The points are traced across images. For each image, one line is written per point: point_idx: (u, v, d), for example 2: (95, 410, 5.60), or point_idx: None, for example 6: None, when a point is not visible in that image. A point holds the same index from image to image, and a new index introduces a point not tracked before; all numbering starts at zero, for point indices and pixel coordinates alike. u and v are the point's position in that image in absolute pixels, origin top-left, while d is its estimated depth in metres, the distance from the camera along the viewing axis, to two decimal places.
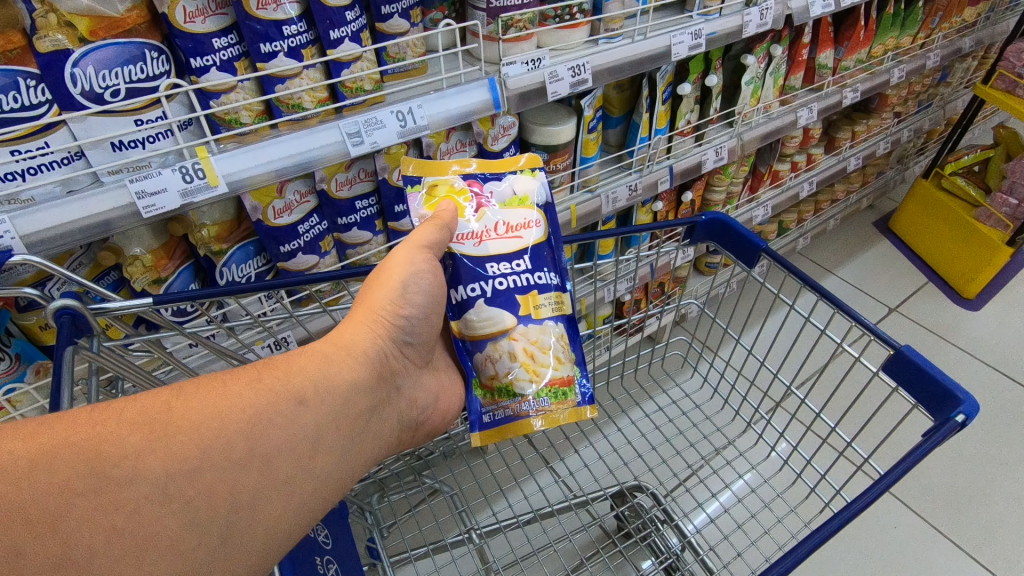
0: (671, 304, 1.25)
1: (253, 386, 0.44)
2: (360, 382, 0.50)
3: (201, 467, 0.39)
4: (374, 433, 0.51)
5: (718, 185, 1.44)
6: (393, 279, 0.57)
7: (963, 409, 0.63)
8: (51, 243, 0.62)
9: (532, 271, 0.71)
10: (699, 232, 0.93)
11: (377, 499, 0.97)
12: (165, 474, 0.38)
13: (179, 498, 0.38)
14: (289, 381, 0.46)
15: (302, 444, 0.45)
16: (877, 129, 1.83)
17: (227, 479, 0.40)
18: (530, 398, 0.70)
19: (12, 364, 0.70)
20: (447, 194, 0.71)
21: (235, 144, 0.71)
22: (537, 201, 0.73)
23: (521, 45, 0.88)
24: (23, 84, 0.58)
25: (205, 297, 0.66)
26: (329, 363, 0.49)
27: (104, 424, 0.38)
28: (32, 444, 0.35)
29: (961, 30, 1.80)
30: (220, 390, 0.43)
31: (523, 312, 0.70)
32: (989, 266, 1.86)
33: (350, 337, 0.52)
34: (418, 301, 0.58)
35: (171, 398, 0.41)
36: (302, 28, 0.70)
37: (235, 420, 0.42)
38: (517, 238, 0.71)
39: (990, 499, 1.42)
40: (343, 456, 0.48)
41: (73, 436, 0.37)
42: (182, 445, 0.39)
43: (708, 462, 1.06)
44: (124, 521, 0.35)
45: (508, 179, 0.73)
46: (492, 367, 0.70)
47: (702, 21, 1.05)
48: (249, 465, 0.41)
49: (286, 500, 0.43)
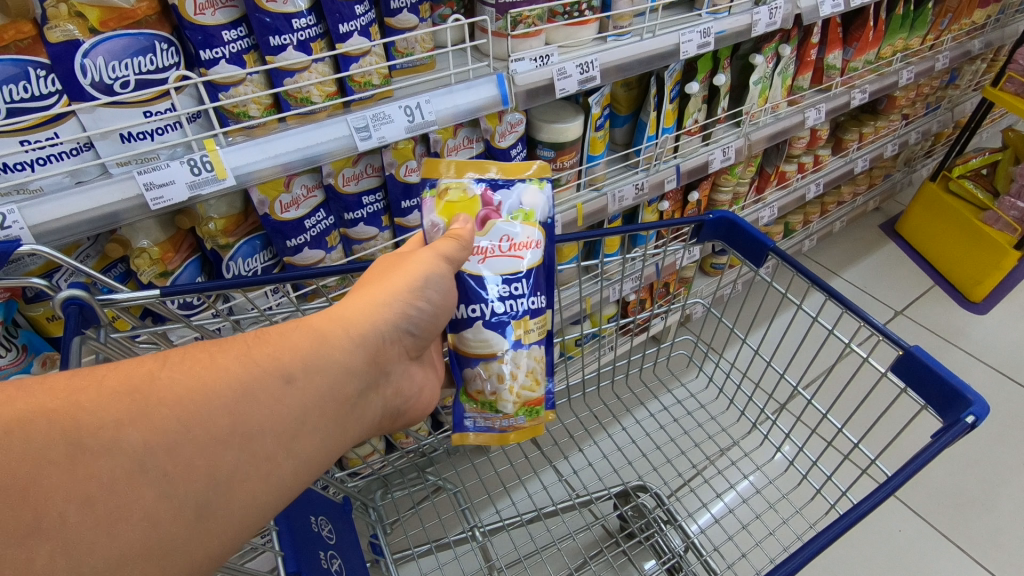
0: (677, 303, 1.25)
1: (240, 359, 0.43)
2: (352, 365, 0.48)
3: (183, 442, 0.38)
4: (357, 418, 0.50)
5: (724, 185, 1.44)
6: (414, 274, 0.56)
7: (973, 410, 0.63)
8: (59, 234, 0.62)
9: (529, 295, 0.72)
10: (706, 232, 0.92)
11: (381, 495, 0.97)
12: (143, 447, 0.36)
13: (155, 471, 0.37)
14: (278, 358, 0.45)
15: (287, 424, 0.43)
16: (885, 130, 1.82)
17: (206, 456, 0.39)
18: (509, 416, 0.74)
19: (19, 355, 0.71)
20: (459, 199, 0.70)
21: (244, 138, 0.71)
22: (541, 217, 0.72)
23: (531, 41, 0.87)
24: (33, 74, 0.57)
25: (212, 290, 0.65)
26: (323, 344, 0.48)
27: (85, 390, 0.36)
28: (12, 407, 0.33)
29: (971, 32, 1.79)
30: (206, 362, 0.42)
31: (515, 337, 0.72)
32: (997, 270, 1.85)
33: (358, 320, 0.50)
34: (433, 298, 0.57)
35: (155, 368, 0.40)
36: (311, 22, 0.70)
37: (222, 394, 0.41)
38: (518, 257, 0.70)
39: (996, 504, 1.41)
40: (327, 440, 0.47)
41: (51, 403, 0.35)
42: (163, 418, 0.38)
43: (712, 462, 1.05)
44: (97, 490, 0.34)
45: (516, 193, 0.72)
46: (479, 383, 0.73)
47: (711, 19, 1.04)
48: (228, 441, 0.40)
49: (267, 479, 0.42)
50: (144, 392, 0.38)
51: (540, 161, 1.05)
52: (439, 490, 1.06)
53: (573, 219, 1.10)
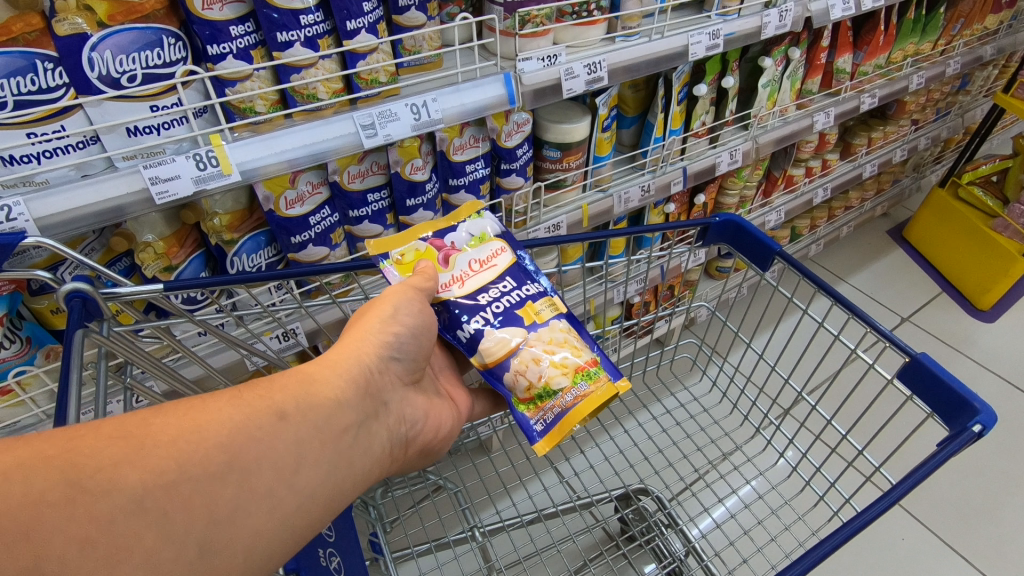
0: (682, 307, 1.25)
1: (232, 400, 0.43)
2: (344, 398, 0.49)
3: (180, 480, 0.37)
4: (362, 449, 0.50)
5: (731, 188, 1.43)
6: (384, 306, 0.60)
7: (980, 419, 0.62)
8: (64, 226, 0.62)
9: (518, 286, 0.76)
10: (712, 234, 0.91)
11: (381, 494, 0.97)
12: (141, 487, 0.36)
13: (155, 510, 0.36)
14: (270, 397, 0.45)
15: (286, 458, 0.43)
16: (894, 136, 1.81)
17: (205, 494, 0.38)
18: (569, 390, 0.72)
19: (23, 346, 0.71)
20: (416, 254, 0.74)
21: (249, 133, 0.71)
22: (494, 232, 0.78)
23: (538, 41, 0.88)
24: (40, 67, 0.58)
25: (216, 285, 0.65)
26: (311, 382, 0.48)
27: (80, 437, 0.36)
28: (10, 455, 0.34)
29: (983, 38, 1.77)
30: (199, 406, 0.42)
31: (528, 322, 0.74)
32: (1006, 278, 1.83)
33: (337, 356, 0.52)
34: (408, 322, 0.60)
35: (148, 415, 0.40)
36: (319, 18, 0.70)
37: (215, 434, 0.40)
38: (491, 267, 0.76)
39: (1003, 515, 1.40)
40: (331, 471, 0.46)
41: (46, 451, 0.35)
42: (160, 458, 0.38)
43: (713, 467, 1.05)
44: (96, 533, 0.34)
45: (464, 224, 0.78)
46: (525, 379, 0.72)
47: (721, 21, 1.04)
48: (225, 478, 0.40)
49: (272, 514, 0.42)
50: (141, 434, 0.38)
51: (546, 161, 1.04)
52: (438, 489, 1.06)
53: (579, 219, 1.10)
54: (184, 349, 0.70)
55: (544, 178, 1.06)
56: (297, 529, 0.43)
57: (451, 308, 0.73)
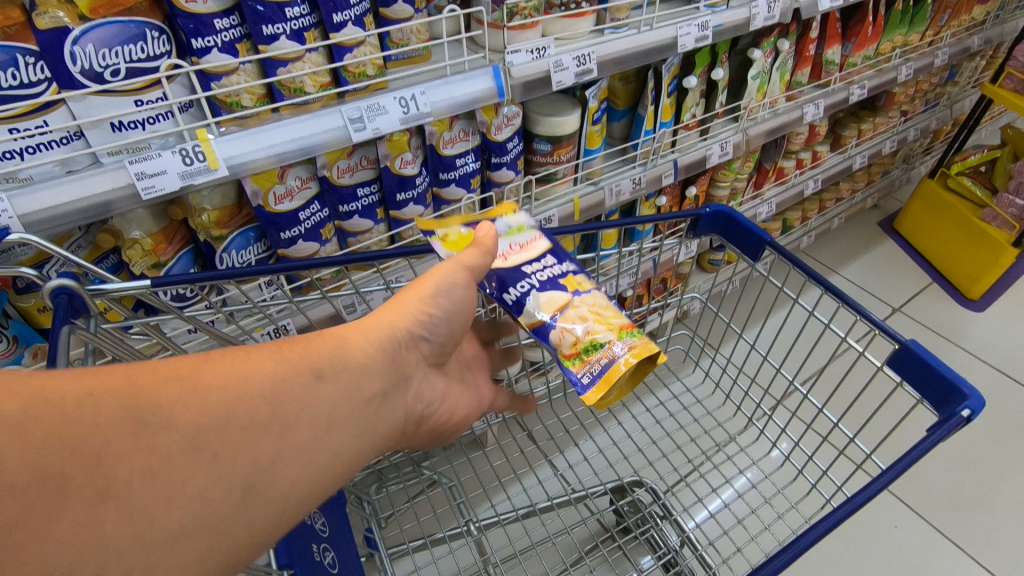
0: (674, 299, 1.25)
1: (275, 355, 0.45)
2: (376, 366, 0.51)
3: (225, 425, 0.40)
4: (385, 418, 0.51)
5: (722, 181, 1.44)
6: (426, 282, 0.56)
7: (968, 403, 0.63)
8: (49, 222, 0.61)
9: (558, 263, 0.75)
10: (703, 226, 0.92)
11: (375, 489, 0.98)
12: (194, 427, 0.38)
13: (206, 452, 0.38)
14: (310, 356, 0.47)
15: (321, 415, 0.45)
16: (884, 127, 1.81)
17: (248, 440, 0.41)
18: (616, 341, 0.67)
19: (10, 346, 0.70)
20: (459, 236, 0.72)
21: (236, 128, 0.70)
22: (532, 225, 0.78)
23: (526, 33, 0.87)
24: (21, 61, 0.57)
25: (205, 281, 0.65)
26: (346, 349, 0.49)
27: (138, 375, 0.38)
28: (83, 383, 0.35)
29: (970, 28, 1.78)
30: (243, 357, 0.44)
31: (573, 288, 0.72)
32: (995, 268, 1.84)
33: (375, 324, 0.52)
34: (447, 305, 0.57)
35: (200, 360, 0.42)
36: (305, 11, 0.69)
37: (260, 384, 0.43)
38: (532, 248, 0.75)
39: (994, 502, 1.41)
40: (357, 436, 0.48)
41: (110, 383, 0.37)
42: (210, 404, 0.40)
43: (708, 458, 1.05)
44: (159, 464, 0.36)
45: (502, 219, 0.77)
46: (569, 335, 0.68)
47: (710, 12, 1.04)
48: (268, 428, 0.42)
49: (306, 469, 0.44)
50: (190, 377, 0.40)
51: (537, 154, 1.04)
52: (433, 483, 1.06)
53: (571, 212, 1.10)
54: (174, 346, 0.70)
55: (535, 171, 1.06)
56: (319, 494, 0.45)
57: (497, 270, 0.72)
